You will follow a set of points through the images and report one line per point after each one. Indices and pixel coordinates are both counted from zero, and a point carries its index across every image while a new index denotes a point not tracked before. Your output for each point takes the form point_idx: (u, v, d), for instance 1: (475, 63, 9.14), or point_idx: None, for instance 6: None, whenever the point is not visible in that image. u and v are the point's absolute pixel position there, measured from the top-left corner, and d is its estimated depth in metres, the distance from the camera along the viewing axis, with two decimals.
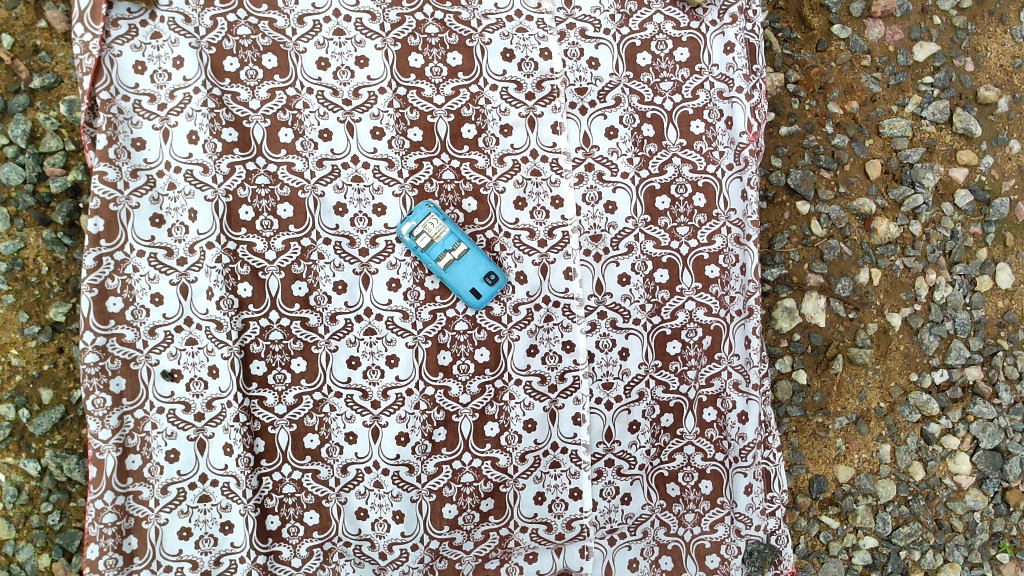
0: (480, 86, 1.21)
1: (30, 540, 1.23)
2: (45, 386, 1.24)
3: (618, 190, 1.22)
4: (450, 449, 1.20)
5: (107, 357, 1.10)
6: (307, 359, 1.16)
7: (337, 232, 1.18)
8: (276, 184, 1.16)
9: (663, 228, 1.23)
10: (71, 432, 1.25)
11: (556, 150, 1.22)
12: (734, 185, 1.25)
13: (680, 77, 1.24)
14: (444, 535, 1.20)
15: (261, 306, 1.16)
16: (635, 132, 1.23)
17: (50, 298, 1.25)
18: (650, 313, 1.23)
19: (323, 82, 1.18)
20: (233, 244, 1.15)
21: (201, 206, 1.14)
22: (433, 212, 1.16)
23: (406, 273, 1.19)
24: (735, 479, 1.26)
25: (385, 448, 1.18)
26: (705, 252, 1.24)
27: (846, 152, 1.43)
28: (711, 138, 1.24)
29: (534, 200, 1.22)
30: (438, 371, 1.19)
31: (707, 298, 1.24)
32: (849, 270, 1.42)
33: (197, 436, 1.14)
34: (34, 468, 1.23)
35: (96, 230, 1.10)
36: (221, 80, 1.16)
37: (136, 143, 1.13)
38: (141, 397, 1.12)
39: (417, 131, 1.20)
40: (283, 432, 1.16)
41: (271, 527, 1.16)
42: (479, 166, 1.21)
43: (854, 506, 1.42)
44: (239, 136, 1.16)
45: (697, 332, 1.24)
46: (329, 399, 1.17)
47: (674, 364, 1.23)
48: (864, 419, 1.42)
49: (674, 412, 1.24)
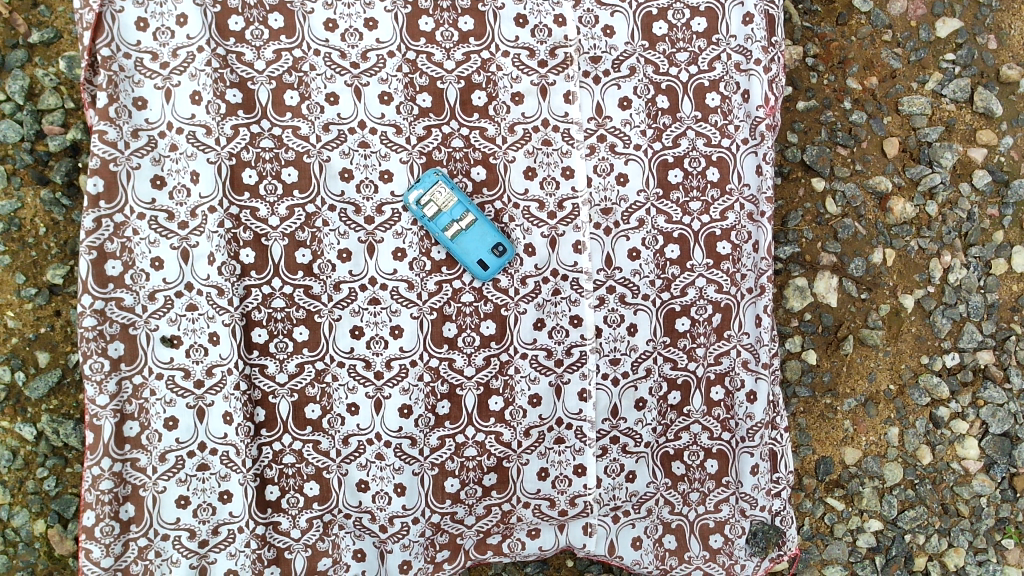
0: (492, 52, 1.18)
1: (25, 506, 1.21)
2: (41, 350, 1.21)
3: (630, 162, 1.20)
4: (453, 422, 1.18)
5: (106, 321, 1.09)
6: (309, 328, 1.15)
7: (343, 198, 1.15)
8: (280, 148, 1.14)
9: (675, 202, 1.20)
10: (67, 397, 1.22)
11: (567, 120, 1.19)
12: (749, 160, 1.22)
13: (696, 48, 1.21)
14: (446, 509, 1.19)
15: (264, 273, 1.13)
16: (649, 103, 1.20)
17: (46, 260, 1.21)
18: (660, 288, 1.20)
19: (330, 44, 1.15)
20: (236, 209, 1.12)
21: (203, 168, 1.12)
22: (441, 180, 1.14)
23: (412, 243, 1.17)
24: (741, 459, 1.23)
25: (388, 420, 1.16)
26: (718, 228, 1.21)
27: (863, 129, 1.40)
28: (726, 112, 1.21)
29: (544, 170, 1.19)
30: (442, 343, 1.17)
31: (718, 275, 1.21)
32: (862, 250, 1.40)
33: (197, 404, 1.13)
34: (29, 432, 1.20)
35: (95, 190, 1.08)
36: (226, 39, 1.13)
37: (138, 102, 1.11)
38: (140, 362, 1.11)
39: (426, 96, 1.17)
40: (284, 402, 1.15)
41: (270, 497, 1.15)
42: (489, 134, 1.18)
43: (860, 489, 1.41)
44: (244, 98, 1.13)
45: (707, 309, 1.21)
46: (331, 368, 1.15)
47: (683, 341, 1.21)
48: (872, 402, 1.41)
49: (682, 390, 1.21)
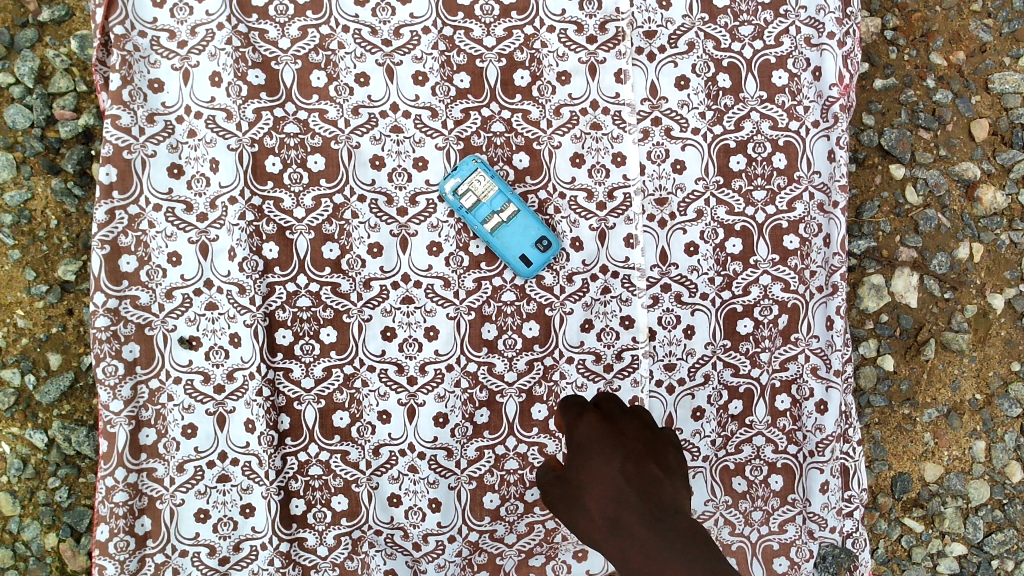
0: (536, 28, 1.08)
1: (36, 518, 1.14)
2: (53, 351, 1.13)
3: (687, 148, 1.09)
4: (493, 432, 1.08)
5: (120, 321, 1.02)
6: (337, 329, 1.06)
7: (373, 188, 1.06)
8: (306, 134, 1.05)
9: (737, 191, 1.09)
10: (80, 402, 1.14)
11: (619, 101, 1.08)
12: (820, 145, 1.10)
13: (762, 21, 1.09)
14: (484, 527, 1.09)
15: (288, 270, 1.05)
16: (709, 82, 1.09)
17: (58, 255, 1.13)
18: (720, 287, 1.09)
19: (360, 20, 1.05)
20: (259, 200, 1.04)
21: (223, 155, 1.04)
22: (480, 168, 1.04)
23: (449, 237, 1.07)
24: (810, 476, 1.11)
25: (422, 429, 1.07)
26: (785, 219, 1.09)
27: (948, 109, 1.27)
28: (795, 91, 1.10)
29: (593, 157, 1.08)
30: (481, 347, 1.07)
31: (785, 272, 1.09)
32: (946, 244, 1.27)
33: (217, 410, 1.05)
34: (40, 440, 1.13)
35: (108, 179, 1.01)
36: (248, 16, 1.05)
37: (154, 85, 1.03)
38: (156, 365, 1.04)
39: (464, 76, 1.07)
40: (310, 409, 1.06)
41: (296, 511, 1.07)
42: (532, 117, 1.07)
43: (941, 509, 1.29)
44: (267, 79, 1.04)
45: (772, 309, 1.10)
46: (361, 373, 1.06)
47: (745, 345, 1.10)
48: (956, 412, 1.28)
49: (744, 399, 1.10)
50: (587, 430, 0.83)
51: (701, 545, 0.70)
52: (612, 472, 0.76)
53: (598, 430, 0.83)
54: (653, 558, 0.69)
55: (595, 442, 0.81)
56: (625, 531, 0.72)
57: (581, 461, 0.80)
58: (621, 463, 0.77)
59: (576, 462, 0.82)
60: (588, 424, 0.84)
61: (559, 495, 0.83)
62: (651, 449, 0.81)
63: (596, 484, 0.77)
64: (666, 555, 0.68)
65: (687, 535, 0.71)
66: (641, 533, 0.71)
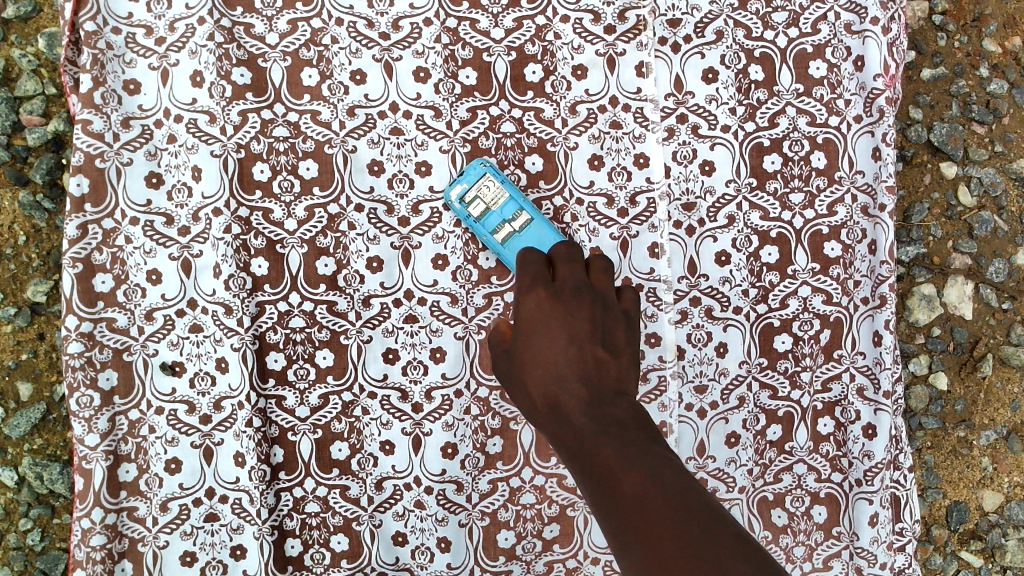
0: (549, 17, 0.98)
1: (6, 564, 1.04)
2: (22, 380, 1.04)
3: (716, 147, 0.99)
4: (507, 463, 0.98)
5: (95, 347, 0.92)
6: (334, 351, 0.96)
7: (372, 196, 0.96)
8: (297, 138, 0.95)
9: (772, 195, 0.99)
10: (54, 435, 1.05)
11: (640, 97, 0.99)
12: (863, 142, 1.00)
13: (797, 7, 0.99)
14: (499, 568, 0.99)
15: (279, 288, 0.95)
16: (740, 75, 0.99)
17: (27, 275, 1.04)
18: (755, 300, 0.99)
19: (355, 12, 0.96)
20: (246, 211, 0.95)
21: (206, 163, 0.94)
22: (489, 172, 0.94)
23: (455, 248, 0.97)
24: (857, 507, 1.01)
25: (428, 461, 0.97)
26: (825, 225, 0.99)
27: (1004, 101, 1.17)
28: (834, 83, 0.99)
29: (613, 159, 0.98)
30: (493, 369, 0.98)
31: (826, 283, 0.99)
32: (1003, 250, 1.17)
33: (203, 443, 0.95)
34: (10, 478, 1.03)
35: (79, 192, 0.91)
36: (232, 9, 0.95)
37: (129, 86, 0.94)
38: (136, 395, 0.94)
39: (470, 72, 0.97)
40: (305, 440, 0.96)
41: (291, 553, 0.97)
42: (546, 116, 0.98)
43: (1001, 541, 1.19)
44: (253, 78, 0.95)
45: (813, 324, 0.99)
46: (361, 401, 0.97)
47: (783, 364, 0.99)
48: (1016, 434, 1.18)
49: (783, 423, 1.00)
50: (533, 301, 0.75)
51: (636, 428, 0.65)
52: (556, 352, 0.70)
53: (544, 303, 0.75)
54: (584, 440, 0.64)
55: (540, 313, 0.74)
56: (563, 415, 0.67)
57: (524, 336, 0.73)
58: (564, 345, 0.70)
59: (519, 337, 0.74)
60: (536, 293, 0.76)
61: (501, 366, 0.74)
62: (601, 322, 0.74)
63: (535, 365, 0.70)
64: (599, 440, 0.63)
65: (623, 419, 0.65)
66: (576, 419, 0.65)
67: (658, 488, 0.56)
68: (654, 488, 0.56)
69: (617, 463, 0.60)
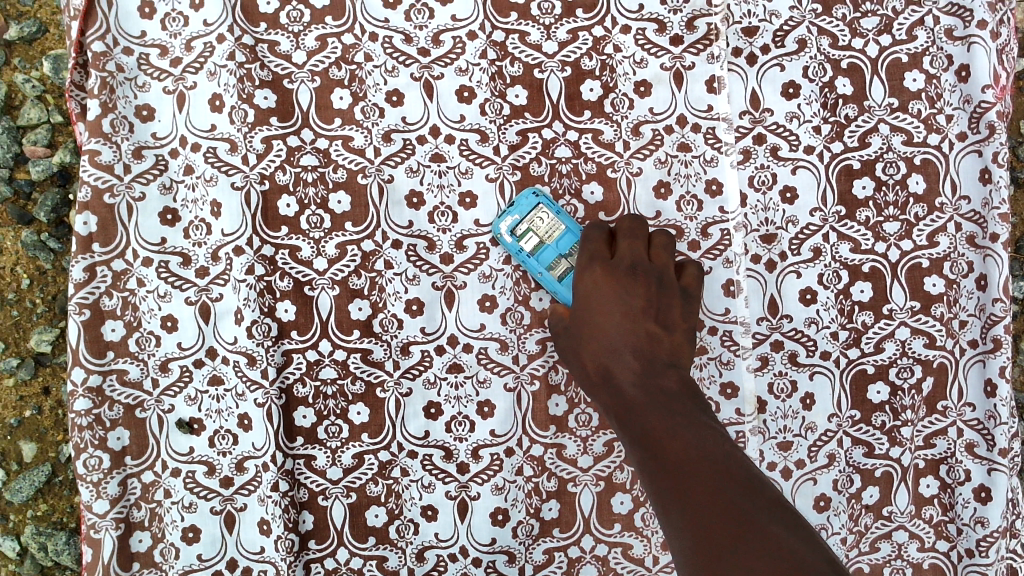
0: (607, 28, 0.87)
1: None
2: (26, 439, 0.95)
3: (799, 170, 0.87)
4: (564, 530, 0.87)
5: (104, 403, 0.83)
6: (370, 406, 0.85)
7: (411, 231, 0.85)
8: (327, 167, 0.85)
9: (863, 224, 0.87)
10: (59, 499, 0.96)
11: (712, 116, 0.87)
12: (968, 162, 0.87)
13: (890, 11, 0.88)
14: None
15: (307, 335, 0.85)
16: (826, 89, 0.87)
17: (30, 322, 0.96)
18: (847, 343, 0.87)
19: (391, 26, 0.86)
20: (271, 249, 0.84)
21: (226, 196, 0.84)
22: (545, 203, 0.83)
23: (503, 288, 0.86)
24: None
25: (476, 529, 0.86)
26: (925, 257, 0.87)
27: None
28: (933, 96, 0.88)
29: (681, 185, 0.87)
30: (548, 425, 0.86)
31: (928, 324, 0.87)
32: None
33: (224, 508, 0.85)
34: (11, 548, 0.95)
35: (86, 230, 0.82)
36: (255, 25, 0.85)
37: (141, 112, 0.84)
38: (149, 455, 0.84)
39: (519, 91, 0.87)
40: (337, 505, 0.86)
41: None
42: (605, 139, 0.87)
43: None
44: (278, 101, 0.85)
45: (913, 371, 0.87)
46: (400, 461, 0.86)
47: (879, 417, 0.87)
48: None
49: (880, 484, 0.87)
50: (590, 280, 0.76)
51: (686, 401, 0.66)
52: (610, 326, 0.73)
53: (601, 281, 0.75)
54: (636, 411, 0.66)
55: (596, 290, 0.75)
56: (615, 384, 0.70)
57: (580, 311, 0.75)
58: (619, 320, 0.73)
59: (576, 313, 0.76)
60: (593, 272, 0.76)
61: (562, 340, 0.78)
62: (656, 301, 0.74)
63: (589, 338, 0.74)
64: (649, 409, 0.65)
65: (674, 390, 0.67)
66: (626, 389, 0.68)
67: (702, 457, 0.58)
68: (698, 454, 0.59)
69: (663, 429, 0.63)
